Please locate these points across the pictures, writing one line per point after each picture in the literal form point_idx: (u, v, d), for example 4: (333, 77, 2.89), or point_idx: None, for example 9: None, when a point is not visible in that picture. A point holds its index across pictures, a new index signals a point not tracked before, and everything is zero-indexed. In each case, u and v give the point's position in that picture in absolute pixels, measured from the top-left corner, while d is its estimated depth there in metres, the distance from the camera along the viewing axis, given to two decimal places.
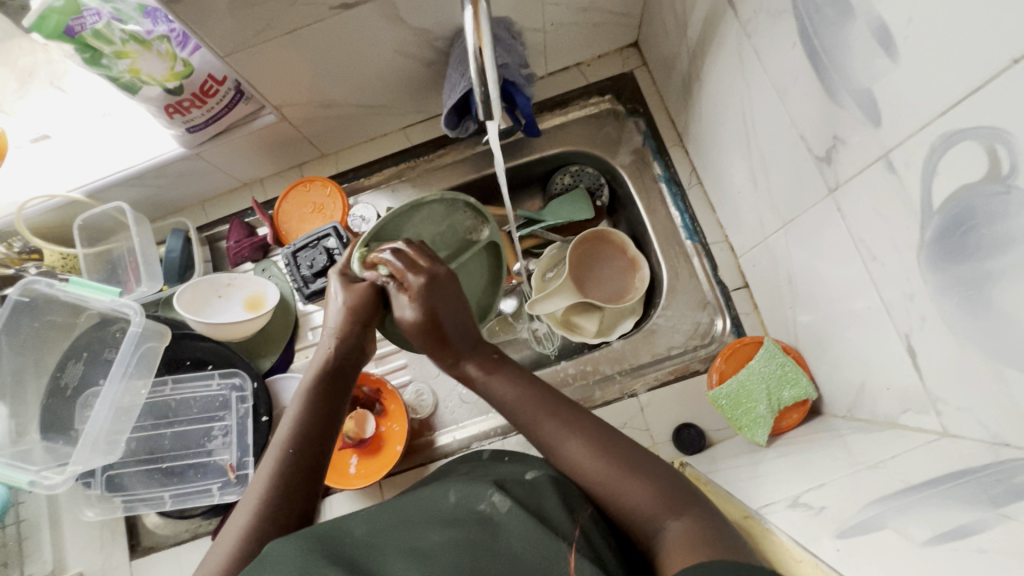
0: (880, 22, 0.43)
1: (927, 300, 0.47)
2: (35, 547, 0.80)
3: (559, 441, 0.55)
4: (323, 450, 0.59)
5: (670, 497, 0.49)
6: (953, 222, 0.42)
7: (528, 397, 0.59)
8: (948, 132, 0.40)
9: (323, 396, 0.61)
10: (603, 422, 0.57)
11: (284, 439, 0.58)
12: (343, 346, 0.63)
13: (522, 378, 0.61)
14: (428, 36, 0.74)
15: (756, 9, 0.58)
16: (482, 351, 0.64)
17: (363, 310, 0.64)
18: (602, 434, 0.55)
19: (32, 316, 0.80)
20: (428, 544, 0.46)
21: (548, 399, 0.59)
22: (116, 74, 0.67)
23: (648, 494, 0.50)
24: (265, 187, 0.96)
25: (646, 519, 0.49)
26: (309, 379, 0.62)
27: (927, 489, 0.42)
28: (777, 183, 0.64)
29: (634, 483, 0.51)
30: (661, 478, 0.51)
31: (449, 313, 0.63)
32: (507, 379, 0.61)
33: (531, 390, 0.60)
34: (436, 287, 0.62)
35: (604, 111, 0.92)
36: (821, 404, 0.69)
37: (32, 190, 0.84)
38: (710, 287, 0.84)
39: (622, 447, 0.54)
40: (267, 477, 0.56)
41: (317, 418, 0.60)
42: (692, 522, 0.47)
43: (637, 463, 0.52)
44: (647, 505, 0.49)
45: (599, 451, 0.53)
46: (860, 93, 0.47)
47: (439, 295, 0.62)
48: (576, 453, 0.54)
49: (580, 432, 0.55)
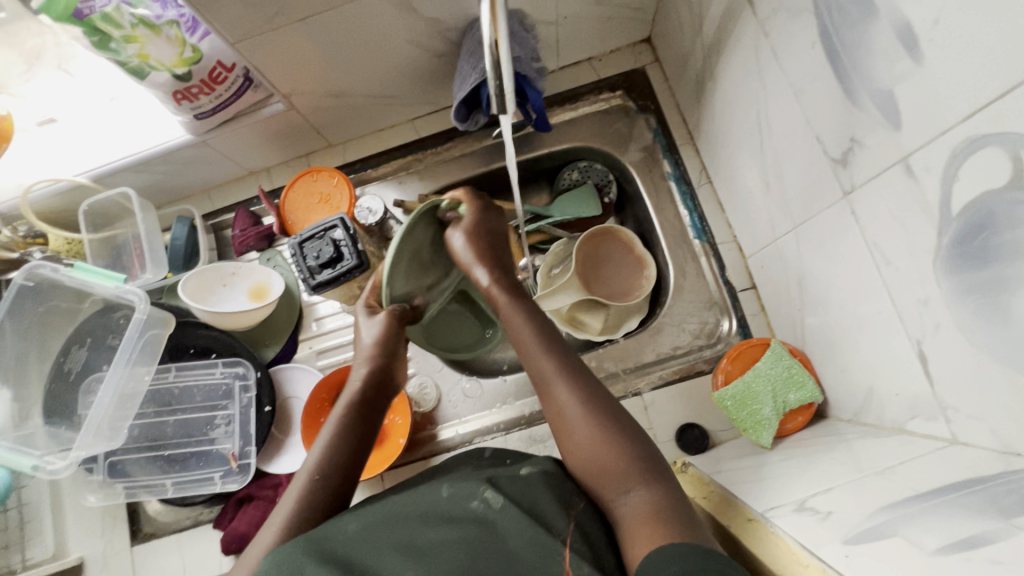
0: (904, 23, 0.42)
1: (941, 306, 0.46)
2: (37, 530, 0.81)
3: (554, 383, 0.58)
4: (352, 477, 0.59)
5: (644, 468, 0.51)
6: (973, 229, 0.41)
7: (538, 339, 0.61)
8: (971, 136, 0.39)
9: (355, 423, 0.62)
10: (601, 383, 0.58)
11: (312, 464, 0.58)
12: (374, 378, 0.65)
13: (536, 320, 0.63)
14: (440, 27, 0.73)
15: (775, 7, 0.57)
16: (510, 281, 0.67)
17: (392, 338, 0.66)
18: (596, 391, 0.57)
19: (34, 300, 0.80)
20: (423, 542, 0.46)
21: (557, 348, 0.60)
22: (125, 59, 0.67)
23: (619, 455, 0.52)
24: (271, 176, 0.95)
25: (611, 480, 0.51)
26: (341, 409, 0.63)
27: (936, 497, 0.42)
28: (790, 184, 0.64)
29: (608, 439, 0.53)
30: (640, 450, 0.53)
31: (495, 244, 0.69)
32: (520, 319, 0.63)
33: (539, 335, 0.61)
34: (489, 217, 0.70)
35: (614, 107, 0.92)
36: (827, 408, 0.69)
37: (38, 173, 0.84)
38: (718, 288, 0.84)
39: (614, 411, 0.55)
40: (291, 503, 0.56)
41: (347, 445, 0.60)
42: (656, 497, 0.49)
43: (623, 428, 0.54)
44: (619, 469, 0.51)
45: (591, 405, 0.55)
46: (881, 95, 0.46)
47: (492, 225, 0.70)
48: (565, 399, 0.56)
49: (575, 382, 0.57)
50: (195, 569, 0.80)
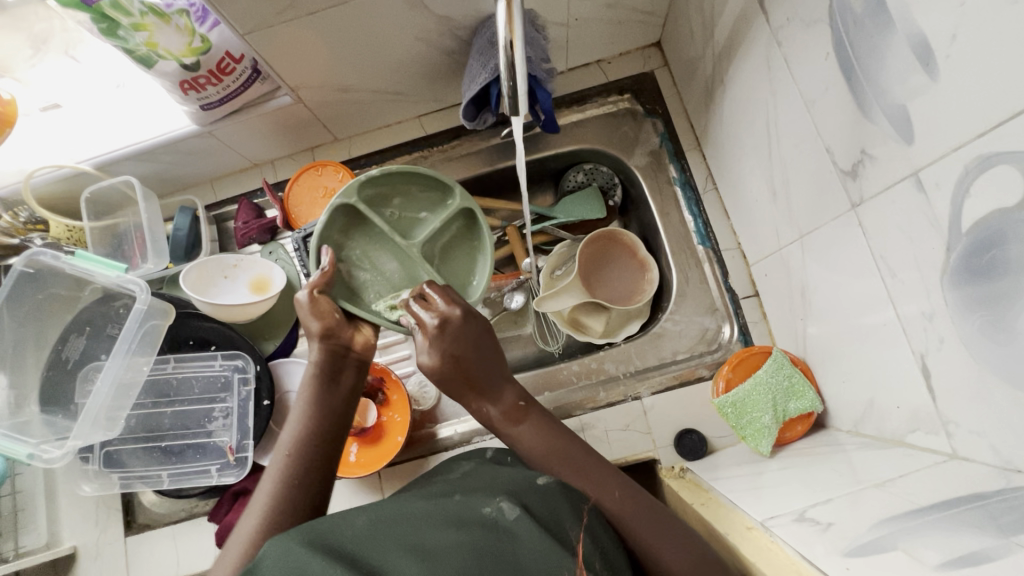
0: (921, 38, 0.42)
1: (947, 320, 0.46)
2: (30, 518, 0.80)
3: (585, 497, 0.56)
4: (327, 449, 0.59)
5: (705, 560, 0.51)
6: (982, 245, 0.41)
7: (555, 452, 0.59)
8: (983, 154, 0.39)
9: (321, 397, 0.62)
10: (622, 475, 0.58)
11: (284, 443, 0.58)
12: (330, 351, 0.63)
13: (546, 427, 0.61)
14: (451, 24, 0.73)
15: (790, 16, 0.57)
16: (508, 394, 0.63)
17: (326, 308, 0.64)
18: (627, 489, 0.56)
19: (34, 286, 0.79)
20: (431, 544, 0.44)
21: (574, 459, 0.58)
22: (133, 46, 0.66)
23: (682, 557, 0.51)
24: (275, 169, 0.95)
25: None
26: (303, 385, 0.62)
27: (936, 512, 0.42)
28: (797, 194, 0.64)
29: (665, 544, 0.52)
30: (692, 539, 0.53)
31: (475, 357, 0.63)
32: (533, 430, 0.61)
33: (558, 442, 0.60)
34: (453, 333, 0.62)
35: (622, 110, 0.92)
36: (826, 417, 0.69)
37: (41, 160, 0.83)
38: (720, 294, 0.84)
39: (646, 508, 0.55)
40: (271, 483, 0.55)
41: (318, 419, 0.60)
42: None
43: (669, 524, 0.54)
44: (685, 569, 0.50)
45: (629, 514, 0.54)
46: (893, 109, 0.46)
47: (465, 336, 0.62)
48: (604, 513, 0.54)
49: (607, 489, 0.56)
50: (188, 562, 0.79)
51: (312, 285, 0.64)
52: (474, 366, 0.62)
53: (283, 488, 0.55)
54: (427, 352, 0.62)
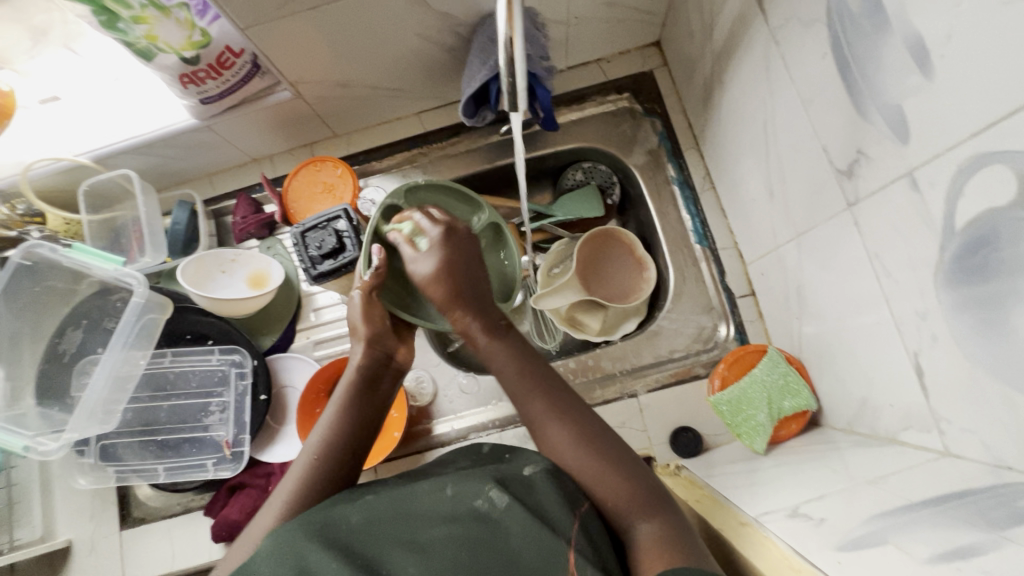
0: (917, 38, 0.42)
1: (940, 319, 0.47)
2: (25, 510, 0.80)
3: (545, 422, 0.57)
4: (354, 458, 0.59)
5: (644, 499, 0.51)
6: (975, 244, 0.42)
7: (524, 374, 0.59)
8: (977, 154, 0.40)
9: (355, 403, 0.61)
10: (588, 408, 0.58)
11: (312, 448, 0.58)
12: (370, 355, 0.63)
13: (521, 351, 0.61)
14: (451, 21, 0.73)
15: (788, 16, 0.57)
16: (489, 313, 0.62)
17: (377, 315, 0.64)
18: (589, 424, 0.56)
19: (31, 279, 0.79)
20: (425, 539, 0.45)
21: (544, 383, 0.59)
22: (133, 40, 0.66)
23: (624, 491, 0.51)
24: (274, 164, 0.95)
25: (615, 515, 0.51)
26: (341, 387, 0.62)
27: (927, 508, 0.42)
28: (794, 193, 0.64)
29: (609, 477, 0.52)
30: (642, 480, 0.52)
31: (466, 271, 0.62)
32: (507, 349, 0.61)
33: (528, 369, 0.60)
34: (457, 242, 0.63)
35: (621, 109, 0.92)
36: (821, 416, 0.70)
37: (39, 153, 0.83)
38: (717, 293, 0.84)
39: (606, 442, 0.54)
40: (291, 486, 0.55)
41: (347, 422, 0.60)
42: (662, 527, 0.48)
43: (621, 461, 0.53)
44: (625, 504, 0.50)
45: (585, 442, 0.54)
46: (889, 109, 0.47)
47: (462, 251, 0.63)
48: (558, 439, 0.55)
49: (567, 420, 0.56)
50: (183, 556, 0.79)
51: (367, 285, 0.65)
52: (466, 277, 0.62)
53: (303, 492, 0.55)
54: (432, 253, 0.62)
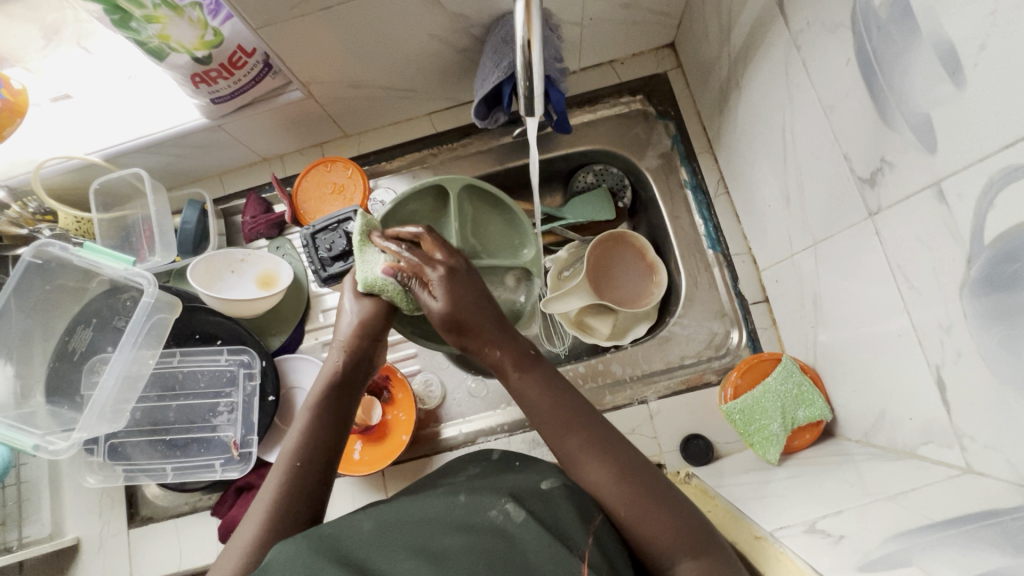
0: (949, 46, 0.41)
1: (965, 333, 0.46)
2: (34, 508, 0.81)
3: (582, 458, 0.53)
4: (330, 463, 0.57)
5: (691, 537, 0.47)
6: (1005, 257, 0.40)
7: (560, 409, 0.55)
8: (1009, 166, 0.38)
9: (333, 406, 0.60)
10: (622, 438, 0.54)
11: (291, 451, 0.56)
12: (351, 360, 0.63)
13: (555, 383, 0.57)
14: (464, 22, 0.72)
15: (810, 20, 0.56)
16: (518, 345, 0.59)
17: (366, 322, 0.65)
18: (629, 460, 0.52)
19: (42, 278, 0.78)
20: (439, 548, 0.43)
21: (579, 415, 0.55)
22: (145, 39, 0.65)
23: (672, 530, 0.48)
24: (284, 163, 0.94)
25: (655, 557, 0.48)
26: (317, 389, 0.61)
27: (949, 528, 0.42)
28: (813, 200, 0.63)
29: (656, 517, 0.48)
30: (688, 517, 0.49)
31: (472, 309, 0.59)
32: (539, 385, 0.57)
33: (563, 400, 0.56)
34: (461, 279, 0.61)
35: (634, 111, 0.91)
36: (835, 426, 0.69)
37: (51, 151, 0.83)
38: (729, 299, 0.83)
39: (646, 476, 0.51)
40: (275, 487, 0.54)
41: (323, 426, 0.58)
42: (708, 566, 0.46)
43: (666, 498, 0.50)
44: (667, 538, 0.47)
45: (626, 479, 0.50)
46: (916, 118, 0.46)
47: (461, 288, 0.60)
48: (598, 476, 0.51)
49: (606, 454, 0.52)
50: (190, 556, 0.79)
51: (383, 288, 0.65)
52: (478, 312, 0.60)
53: (281, 495, 0.53)
54: (436, 294, 0.60)
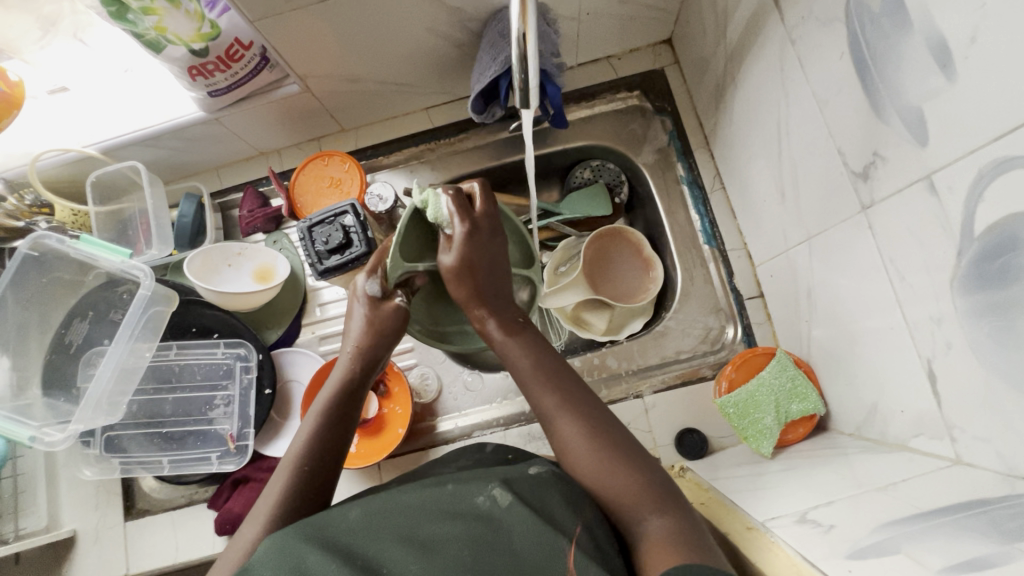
0: (940, 40, 0.42)
1: (955, 324, 0.46)
2: (30, 500, 0.81)
3: (557, 417, 0.55)
4: (335, 465, 0.57)
5: (654, 495, 0.49)
6: (994, 248, 0.41)
7: (541, 369, 0.58)
8: (999, 158, 0.39)
9: (342, 409, 0.60)
10: (598, 401, 0.56)
11: (297, 454, 0.56)
12: (361, 364, 0.63)
13: (539, 348, 0.60)
14: (461, 16, 0.72)
15: (804, 15, 0.56)
16: (508, 312, 0.63)
17: (376, 322, 0.64)
18: (600, 420, 0.54)
19: (39, 270, 0.79)
20: (425, 536, 0.44)
21: (560, 376, 0.58)
22: (141, 31, 0.65)
23: (635, 485, 0.49)
24: (282, 158, 0.94)
25: (621, 513, 0.49)
26: (327, 394, 0.60)
27: (937, 517, 0.42)
28: (807, 195, 0.63)
29: (621, 473, 0.50)
30: (652, 476, 0.50)
31: (487, 269, 0.62)
32: (523, 347, 0.60)
33: (542, 363, 0.59)
34: (477, 239, 0.61)
35: (631, 107, 0.91)
36: (828, 420, 0.69)
37: (48, 144, 0.83)
38: (724, 294, 0.84)
39: (618, 436, 0.53)
40: (279, 490, 0.54)
41: (331, 429, 0.58)
42: (671, 524, 0.46)
43: (632, 457, 0.51)
44: (629, 497, 0.49)
45: (596, 436, 0.53)
46: (908, 111, 0.46)
47: (482, 247, 0.62)
48: (569, 433, 0.53)
49: (579, 413, 0.54)
50: (187, 548, 0.80)
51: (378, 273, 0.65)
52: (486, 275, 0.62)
53: (285, 498, 0.53)
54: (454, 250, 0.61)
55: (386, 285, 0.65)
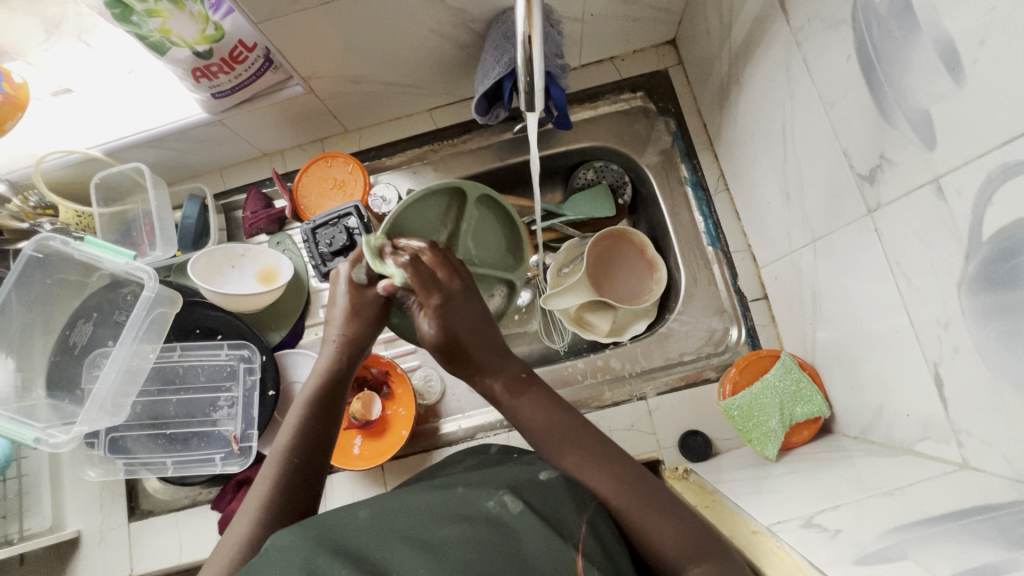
0: (948, 42, 0.41)
1: (962, 328, 0.46)
2: (35, 501, 0.81)
3: (586, 476, 0.54)
4: (322, 458, 0.58)
5: (694, 542, 0.49)
6: (1004, 253, 0.40)
7: (553, 428, 0.56)
8: (1007, 162, 0.39)
9: (326, 400, 0.60)
10: (616, 449, 0.56)
11: (283, 446, 0.56)
12: (345, 353, 0.63)
13: (549, 402, 0.58)
14: (465, 17, 0.72)
15: (811, 16, 0.56)
16: (510, 367, 0.61)
17: (360, 309, 0.64)
18: (626, 471, 0.54)
19: (44, 272, 0.79)
20: (435, 539, 0.43)
21: (571, 430, 0.56)
22: (146, 33, 0.65)
23: (675, 536, 0.49)
24: (285, 159, 0.94)
25: (667, 564, 0.49)
26: (311, 385, 0.61)
27: (944, 522, 0.42)
28: (812, 197, 0.63)
29: (659, 523, 0.50)
30: (685, 521, 0.50)
31: (472, 334, 0.60)
32: (534, 406, 0.58)
33: (558, 418, 0.57)
34: (451, 308, 0.60)
35: (634, 108, 0.91)
36: (833, 423, 0.69)
37: (52, 145, 0.83)
38: (729, 296, 0.84)
39: (645, 485, 0.53)
40: (267, 484, 0.54)
41: (316, 421, 0.58)
42: (713, 567, 0.46)
43: (665, 504, 0.51)
44: (675, 548, 0.48)
45: (622, 486, 0.52)
46: (915, 114, 0.46)
47: (459, 315, 0.60)
48: (602, 489, 0.52)
49: (605, 468, 0.53)
50: (191, 549, 0.80)
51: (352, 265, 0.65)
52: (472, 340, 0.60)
53: (278, 486, 0.54)
54: (429, 323, 0.59)
55: (370, 274, 0.64)
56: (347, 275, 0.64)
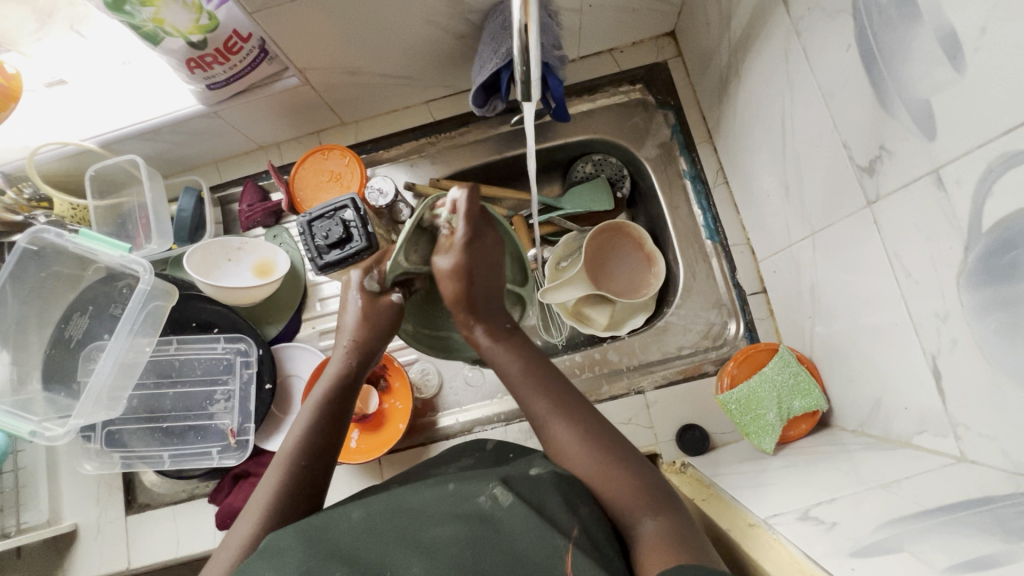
0: (949, 31, 0.41)
1: (960, 321, 0.46)
2: (32, 494, 0.81)
3: (550, 420, 0.54)
4: (328, 463, 0.57)
5: (649, 496, 0.48)
6: (1005, 243, 0.40)
7: (529, 373, 0.57)
8: (1010, 152, 0.38)
9: (334, 404, 0.59)
10: (584, 400, 0.56)
11: (289, 450, 0.56)
12: (356, 358, 0.62)
13: (524, 351, 0.59)
14: (462, 8, 0.71)
15: (811, 6, 0.55)
16: (499, 316, 0.62)
17: (372, 315, 0.63)
18: (590, 419, 0.54)
19: (37, 265, 0.78)
20: (428, 538, 0.43)
21: (547, 381, 0.57)
22: (139, 23, 0.64)
23: (628, 486, 0.49)
24: (281, 151, 0.94)
25: (615, 511, 0.48)
26: (319, 390, 0.60)
27: (942, 515, 0.42)
28: (810, 189, 0.63)
29: (615, 471, 0.50)
30: (645, 476, 0.50)
31: (485, 275, 0.61)
32: (508, 351, 0.59)
33: (530, 365, 0.58)
34: (477, 247, 0.60)
35: (633, 100, 0.90)
36: (830, 416, 0.69)
37: (46, 137, 0.83)
38: (727, 290, 0.83)
39: (609, 436, 0.53)
40: (272, 487, 0.53)
41: (322, 427, 0.58)
42: (665, 524, 0.46)
43: (625, 457, 0.51)
44: (624, 500, 0.48)
45: (588, 439, 0.52)
46: (916, 105, 0.45)
47: (481, 254, 0.60)
48: (562, 435, 0.53)
49: (571, 417, 0.54)
50: (188, 543, 0.80)
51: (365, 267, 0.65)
52: (481, 283, 0.60)
53: (281, 487, 0.53)
54: (452, 253, 0.60)
55: (383, 282, 0.64)
56: (359, 283, 0.63)
